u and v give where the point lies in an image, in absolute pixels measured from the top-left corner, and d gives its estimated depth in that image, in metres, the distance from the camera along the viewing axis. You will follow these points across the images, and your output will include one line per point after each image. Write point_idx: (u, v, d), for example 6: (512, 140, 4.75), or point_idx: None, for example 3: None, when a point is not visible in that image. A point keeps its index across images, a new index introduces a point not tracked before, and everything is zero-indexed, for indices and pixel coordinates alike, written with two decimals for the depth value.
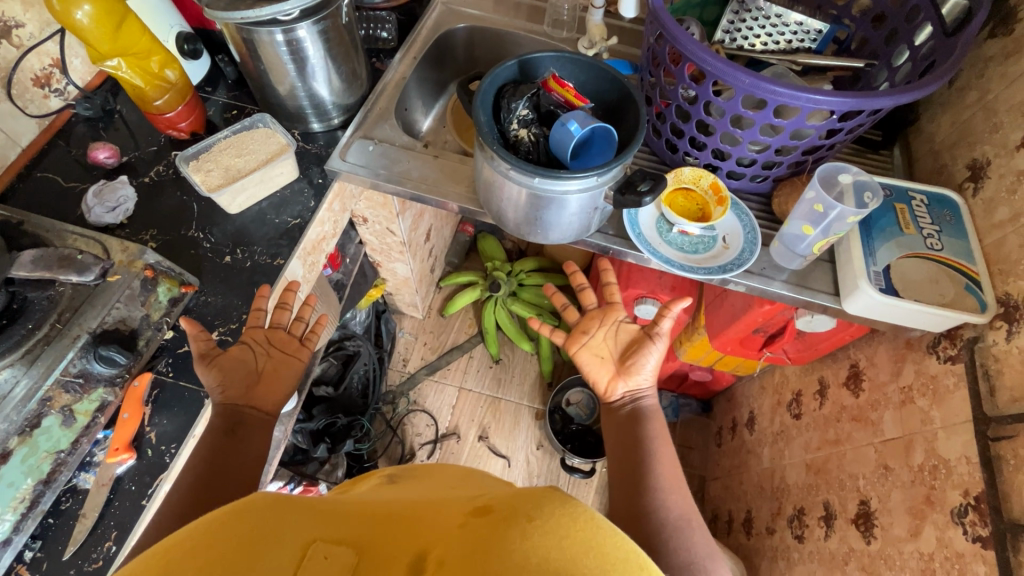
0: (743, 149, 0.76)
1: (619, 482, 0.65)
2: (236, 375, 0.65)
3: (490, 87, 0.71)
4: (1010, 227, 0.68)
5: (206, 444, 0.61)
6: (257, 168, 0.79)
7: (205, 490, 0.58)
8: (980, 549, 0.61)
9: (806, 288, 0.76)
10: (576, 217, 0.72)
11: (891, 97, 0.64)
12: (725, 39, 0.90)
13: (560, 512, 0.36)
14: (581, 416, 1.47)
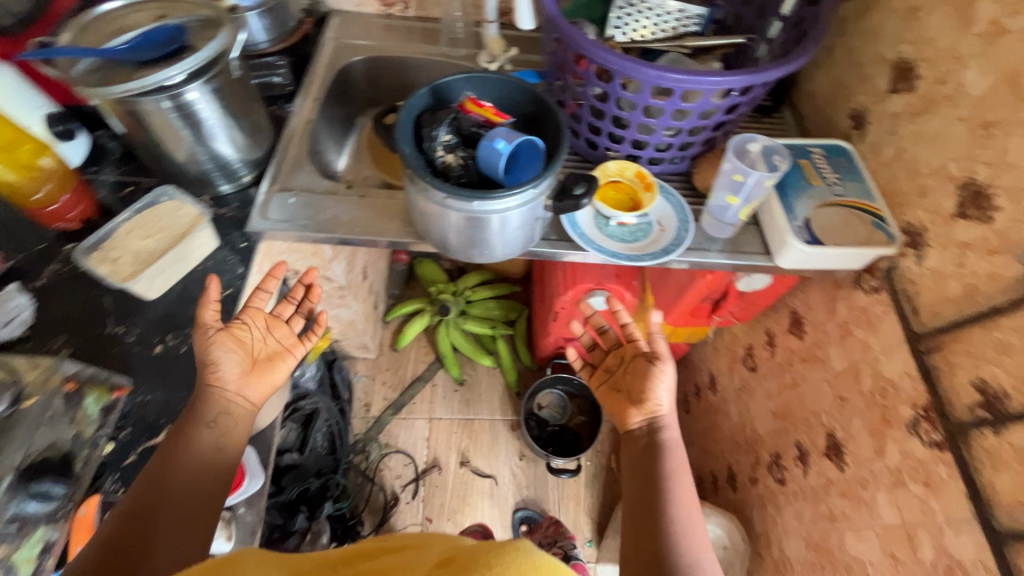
0: (658, 134, 0.79)
1: (639, 504, 0.69)
2: (237, 355, 0.67)
3: (408, 119, 0.70)
4: (897, 163, 0.76)
5: (187, 429, 0.62)
6: (173, 245, 0.73)
7: (158, 491, 0.57)
8: (938, 452, 0.67)
9: (741, 253, 0.81)
10: (520, 231, 0.72)
11: (779, 68, 0.69)
12: (618, 36, 0.95)
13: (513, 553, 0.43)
14: (555, 416, 1.49)
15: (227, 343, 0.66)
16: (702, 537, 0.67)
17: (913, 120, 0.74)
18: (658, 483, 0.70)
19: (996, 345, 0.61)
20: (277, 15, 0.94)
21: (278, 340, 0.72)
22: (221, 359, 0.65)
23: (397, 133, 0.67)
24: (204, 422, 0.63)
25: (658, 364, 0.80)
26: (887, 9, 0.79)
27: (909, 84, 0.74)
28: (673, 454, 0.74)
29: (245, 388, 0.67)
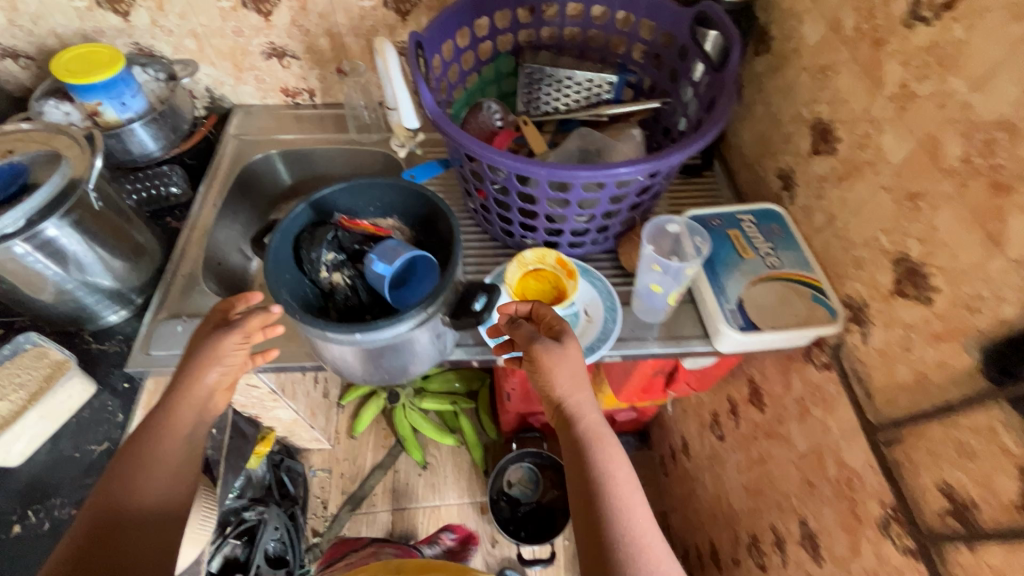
0: (571, 221, 0.73)
1: (582, 519, 0.59)
2: (238, 361, 0.62)
3: (287, 240, 0.63)
4: (830, 230, 0.70)
5: (161, 421, 0.58)
6: (30, 404, 0.64)
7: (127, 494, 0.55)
8: (913, 561, 0.59)
9: (678, 339, 0.74)
10: (424, 350, 0.65)
11: (684, 151, 0.64)
12: (530, 109, 0.91)
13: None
14: (527, 493, 1.37)
15: (240, 348, 0.61)
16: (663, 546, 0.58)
17: (838, 185, 0.68)
18: (598, 506, 0.58)
19: (957, 444, 0.53)
20: (166, 121, 0.87)
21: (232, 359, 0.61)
22: (223, 364, 0.60)
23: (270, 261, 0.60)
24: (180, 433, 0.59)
25: (563, 348, 0.62)
26: (799, 66, 0.75)
27: (829, 146, 0.69)
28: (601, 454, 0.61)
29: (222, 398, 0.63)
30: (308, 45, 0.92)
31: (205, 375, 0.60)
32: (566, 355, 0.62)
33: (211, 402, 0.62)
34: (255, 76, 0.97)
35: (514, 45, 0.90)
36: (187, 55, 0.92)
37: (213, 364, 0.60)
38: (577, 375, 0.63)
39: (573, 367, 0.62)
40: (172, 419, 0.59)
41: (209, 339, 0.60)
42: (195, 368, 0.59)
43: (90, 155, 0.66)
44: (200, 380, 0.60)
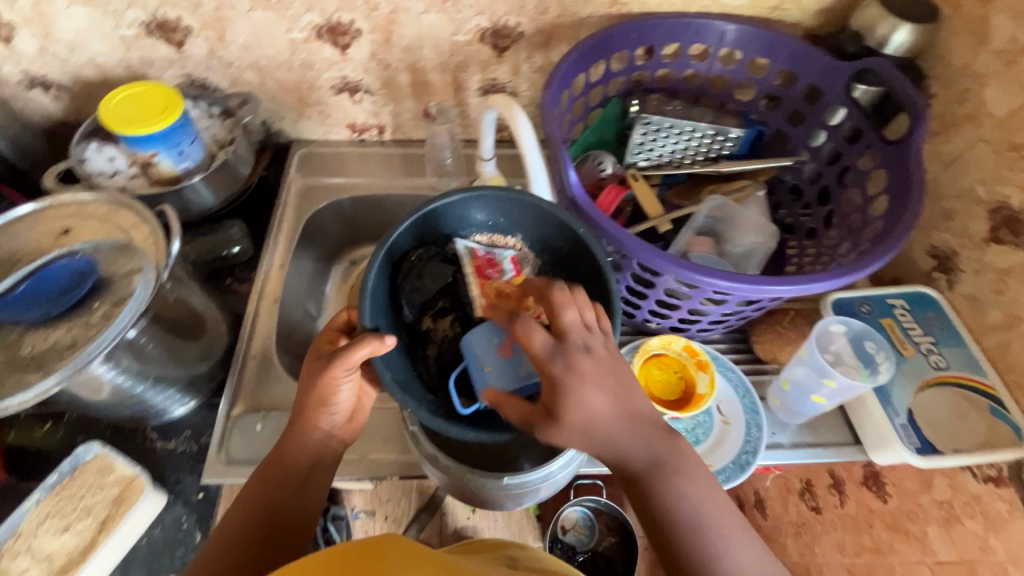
0: (716, 315, 0.64)
1: None
2: (348, 400, 0.53)
3: (385, 272, 0.57)
4: (1011, 332, 0.62)
5: (300, 422, 0.52)
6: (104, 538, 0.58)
7: (277, 472, 0.51)
8: None
9: (823, 444, 0.67)
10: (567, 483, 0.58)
11: (880, 258, 0.54)
12: (639, 160, 0.80)
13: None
14: (583, 540, 1.03)
15: (349, 380, 0.51)
16: (770, 572, 0.45)
17: None
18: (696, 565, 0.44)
19: None
20: (227, 173, 0.75)
21: (342, 401, 0.53)
22: (338, 397, 0.52)
23: (363, 311, 0.52)
24: (321, 417, 0.52)
25: (563, 401, 0.44)
26: (975, 136, 0.65)
27: (1020, 237, 0.60)
28: (675, 486, 0.45)
29: (345, 431, 0.55)
30: (386, 79, 0.79)
31: (318, 425, 0.52)
32: (575, 404, 0.44)
33: (335, 430, 0.54)
34: (320, 111, 0.84)
35: (626, 88, 0.79)
36: (244, 88, 0.80)
37: (325, 399, 0.51)
38: (602, 416, 0.44)
39: (592, 412, 0.44)
40: (305, 424, 0.52)
41: (320, 369, 0.51)
42: (312, 397, 0.51)
43: (165, 242, 0.55)
44: (319, 412, 0.52)
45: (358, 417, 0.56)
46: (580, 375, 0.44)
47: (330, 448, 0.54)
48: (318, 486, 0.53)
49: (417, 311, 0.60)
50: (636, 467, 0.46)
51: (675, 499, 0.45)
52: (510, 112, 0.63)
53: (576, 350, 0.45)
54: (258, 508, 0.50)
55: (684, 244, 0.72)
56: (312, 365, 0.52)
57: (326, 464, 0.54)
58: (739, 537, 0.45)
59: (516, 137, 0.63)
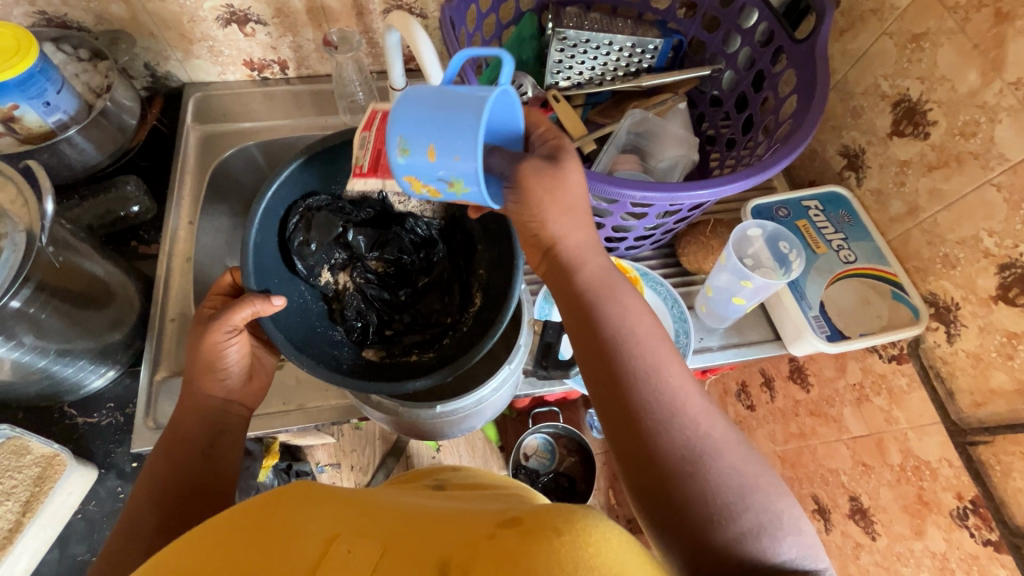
0: (641, 230, 0.65)
1: (609, 406, 0.41)
2: (241, 360, 0.51)
3: (274, 225, 0.52)
4: (911, 221, 0.66)
5: (196, 386, 0.50)
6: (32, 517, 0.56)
7: (178, 441, 0.49)
8: (995, 553, 0.58)
9: (746, 343, 0.71)
10: (497, 410, 0.59)
11: (785, 156, 0.55)
12: (560, 81, 0.77)
13: (600, 520, 0.29)
14: (546, 463, 1.10)
15: (237, 341, 0.49)
16: (717, 418, 0.41)
17: (926, 174, 0.63)
18: (630, 380, 0.40)
19: None
20: (108, 123, 0.69)
21: (233, 361, 0.50)
22: (229, 358, 0.49)
23: (248, 273, 0.48)
24: (218, 377, 0.50)
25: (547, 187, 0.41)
26: (879, 30, 0.66)
27: (918, 129, 0.63)
28: (624, 310, 0.42)
29: (248, 398, 0.53)
30: (277, 6, 0.71)
31: (211, 387, 0.50)
32: (570, 181, 0.41)
33: (231, 395, 0.52)
34: (210, 48, 0.76)
35: (539, 3, 0.77)
36: (114, 24, 0.71)
37: (212, 364, 0.49)
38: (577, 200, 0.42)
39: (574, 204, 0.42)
40: (198, 385, 0.50)
41: (203, 328, 0.48)
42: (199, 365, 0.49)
43: (37, 202, 0.50)
44: (213, 373, 0.50)
45: (259, 379, 0.55)
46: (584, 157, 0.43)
47: (233, 413, 0.52)
48: (227, 452, 0.50)
49: (312, 267, 0.56)
50: (589, 289, 0.42)
51: (623, 324, 0.41)
52: (409, 30, 0.58)
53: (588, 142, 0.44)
54: (162, 479, 0.47)
55: (609, 162, 0.72)
56: (193, 332, 0.49)
57: (233, 428, 0.51)
58: (689, 379, 0.41)
59: (418, 59, 0.58)
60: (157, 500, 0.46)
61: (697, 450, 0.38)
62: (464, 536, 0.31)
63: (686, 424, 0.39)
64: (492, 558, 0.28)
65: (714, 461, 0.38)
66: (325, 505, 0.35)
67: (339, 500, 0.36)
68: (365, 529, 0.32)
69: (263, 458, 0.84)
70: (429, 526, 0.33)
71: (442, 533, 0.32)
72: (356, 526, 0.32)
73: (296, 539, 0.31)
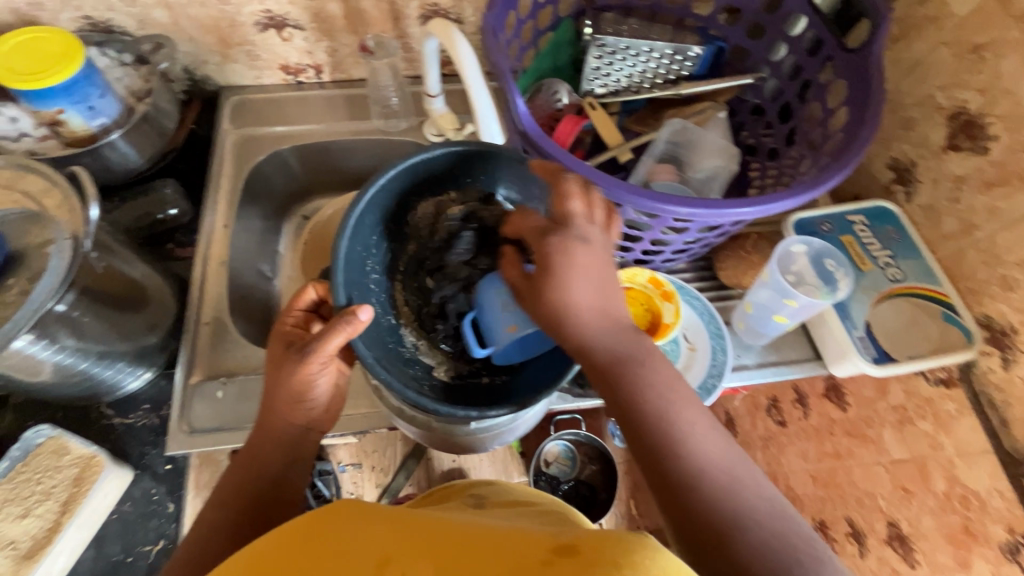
0: (679, 244, 0.63)
1: (650, 472, 0.42)
2: (326, 389, 0.50)
3: (367, 238, 0.52)
4: (965, 240, 0.63)
5: (274, 415, 0.49)
6: (70, 517, 0.58)
7: (253, 466, 0.49)
8: None
9: (784, 361, 0.68)
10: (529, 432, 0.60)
11: (839, 173, 0.53)
12: (596, 87, 0.76)
13: (658, 548, 0.27)
14: (567, 471, 1.09)
15: (325, 371, 0.49)
16: (749, 478, 0.41)
17: (984, 191, 0.60)
18: (661, 447, 0.42)
19: None
20: (149, 128, 0.70)
21: (320, 387, 0.49)
22: (317, 388, 0.49)
23: (337, 288, 0.47)
24: (301, 407, 0.49)
25: (550, 282, 0.45)
26: (936, 39, 0.63)
27: (977, 143, 0.60)
28: (644, 373, 0.44)
29: (323, 423, 0.53)
30: (315, 11, 0.71)
31: (292, 417, 0.49)
32: (558, 287, 0.45)
33: (311, 423, 0.51)
34: (247, 52, 0.76)
35: (578, 7, 0.75)
36: (156, 29, 0.71)
37: (301, 395, 0.48)
38: (579, 302, 0.45)
39: (573, 301, 0.45)
40: (273, 416, 0.49)
41: (291, 361, 0.47)
42: (285, 395, 0.48)
43: (82, 208, 0.51)
44: (294, 407, 0.49)
45: (335, 401, 0.54)
46: (571, 262, 0.45)
47: (309, 439, 0.51)
48: (299, 475, 0.50)
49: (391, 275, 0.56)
50: (602, 362, 0.45)
51: (649, 386, 0.44)
52: (448, 37, 0.58)
53: (572, 237, 0.45)
54: (229, 500, 0.47)
55: (646, 172, 0.70)
56: (281, 360, 0.48)
57: (307, 453, 0.51)
58: (714, 442, 0.42)
59: (458, 67, 0.58)
60: (231, 528, 0.45)
61: (725, 515, 0.39)
62: (519, 560, 0.29)
63: (710, 489, 0.40)
64: None
65: (753, 524, 0.39)
66: (379, 524, 0.35)
67: (395, 516, 0.36)
68: (420, 547, 0.32)
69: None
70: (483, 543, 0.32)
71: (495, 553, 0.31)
72: (409, 545, 0.32)
73: (344, 565, 0.31)
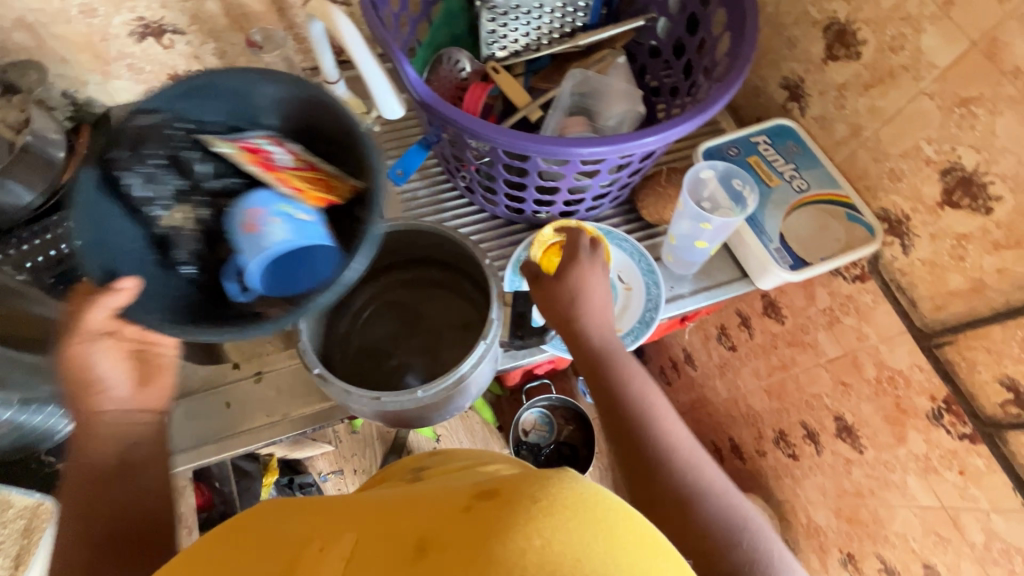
0: (596, 190, 0.65)
1: (628, 451, 0.51)
2: (119, 368, 0.51)
3: (126, 225, 0.47)
4: (855, 142, 0.67)
5: (91, 405, 0.50)
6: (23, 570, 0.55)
7: (98, 465, 0.50)
8: (972, 444, 0.62)
9: (715, 284, 0.72)
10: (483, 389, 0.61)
11: (725, 94, 0.56)
12: (496, 52, 0.76)
13: (565, 484, 0.28)
14: (546, 436, 1.11)
15: (108, 351, 0.50)
16: (710, 469, 0.50)
17: (864, 93, 0.64)
18: (640, 426, 0.51)
19: (1021, 342, 0.54)
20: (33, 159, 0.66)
21: (113, 365, 0.50)
22: (100, 371, 0.50)
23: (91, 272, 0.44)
24: (113, 386, 0.51)
25: (568, 281, 0.57)
26: None
27: (851, 49, 0.63)
28: (631, 371, 0.55)
29: (150, 398, 0.53)
30: (193, 13, 0.69)
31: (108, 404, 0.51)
32: (573, 279, 0.57)
33: (127, 406, 0.52)
34: (128, 66, 0.72)
35: None
36: (20, 55, 0.67)
37: (95, 379, 0.50)
38: (592, 304, 0.57)
39: (586, 299, 0.57)
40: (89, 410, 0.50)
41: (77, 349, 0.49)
42: (85, 387, 0.50)
43: None
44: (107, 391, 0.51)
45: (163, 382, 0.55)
46: (588, 271, 0.57)
47: (136, 419, 0.53)
48: (140, 463, 0.52)
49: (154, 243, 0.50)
50: (598, 352, 0.55)
51: (634, 382, 0.54)
52: (328, 15, 0.56)
53: (588, 255, 0.58)
54: (78, 513, 0.49)
55: (557, 126, 0.71)
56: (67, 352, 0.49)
57: (136, 438, 0.52)
58: (682, 432, 0.52)
59: (344, 45, 0.57)
60: (89, 525, 0.48)
61: (689, 488, 0.47)
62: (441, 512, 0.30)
63: (677, 468, 0.48)
64: (460, 537, 0.27)
65: (710, 497, 0.47)
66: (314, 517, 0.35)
67: (321, 510, 0.36)
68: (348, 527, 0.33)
69: (262, 475, 0.88)
70: (409, 503, 0.33)
71: (420, 506, 0.32)
72: (338, 528, 0.33)
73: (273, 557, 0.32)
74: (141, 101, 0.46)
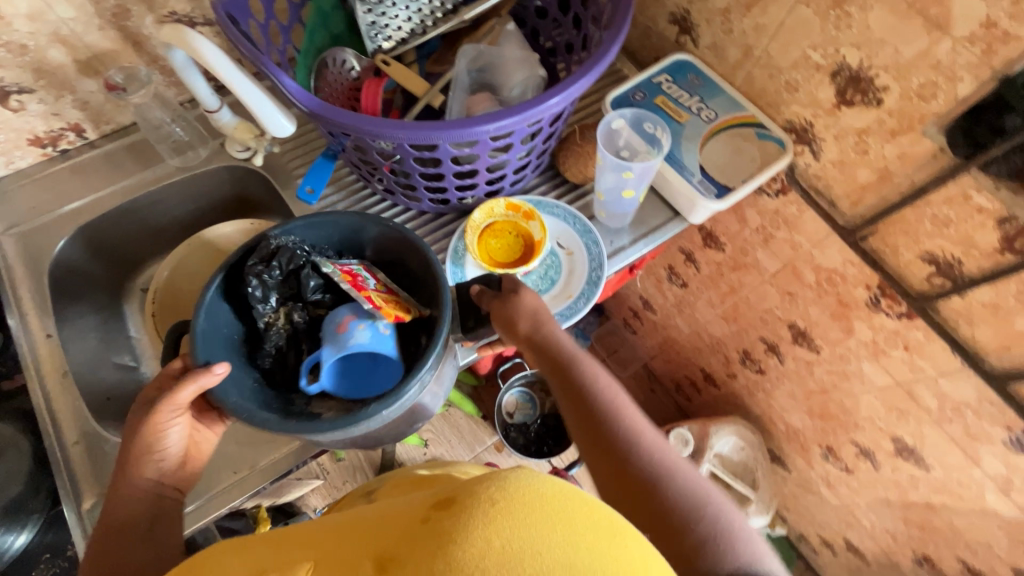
0: (515, 163, 0.64)
1: (599, 444, 0.51)
2: None
3: (228, 319, 0.54)
4: (749, 63, 0.68)
5: None
6: None
7: None
8: (910, 321, 0.66)
9: (651, 229, 0.73)
10: (449, 388, 0.60)
11: (614, 42, 0.55)
12: (382, 43, 0.72)
13: (527, 478, 0.30)
14: (531, 413, 1.12)
15: None
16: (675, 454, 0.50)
17: (747, 13, 0.65)
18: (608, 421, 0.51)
19: (931, 219, 0.58)
20: None
21: None
22: None
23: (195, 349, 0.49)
24: None
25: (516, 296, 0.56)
26: None
27: None
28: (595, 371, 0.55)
29: None
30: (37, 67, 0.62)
31: None
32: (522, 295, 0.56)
33: None
34: None
35: None
36: None
37: None
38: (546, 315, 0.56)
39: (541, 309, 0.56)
40: None
41: None
42: None
43: None
44: None
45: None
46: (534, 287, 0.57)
47: None
48: None
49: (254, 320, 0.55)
50: (565, 358, 0.55)
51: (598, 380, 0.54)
52: (183, 39, 0.52)
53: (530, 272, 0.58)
54: None
55: (461, 109, 0.69)
56: None
57: None
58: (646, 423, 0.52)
59: (211, 69, 0.53)
60: None
61: (655, 473, 0.48)
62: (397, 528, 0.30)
63: (644, 453, 0.49)
64: (422, 546, 0.28)
65: (678, 479, 0.48)
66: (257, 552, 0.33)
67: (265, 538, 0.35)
68: (298, 559, 0.32)
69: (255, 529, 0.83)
70: (360, 524, 0.33)
71: (373, 528, 0.32)
72: (286, 560, 0.32)
73: None
74: (280, 224, 0.55)
